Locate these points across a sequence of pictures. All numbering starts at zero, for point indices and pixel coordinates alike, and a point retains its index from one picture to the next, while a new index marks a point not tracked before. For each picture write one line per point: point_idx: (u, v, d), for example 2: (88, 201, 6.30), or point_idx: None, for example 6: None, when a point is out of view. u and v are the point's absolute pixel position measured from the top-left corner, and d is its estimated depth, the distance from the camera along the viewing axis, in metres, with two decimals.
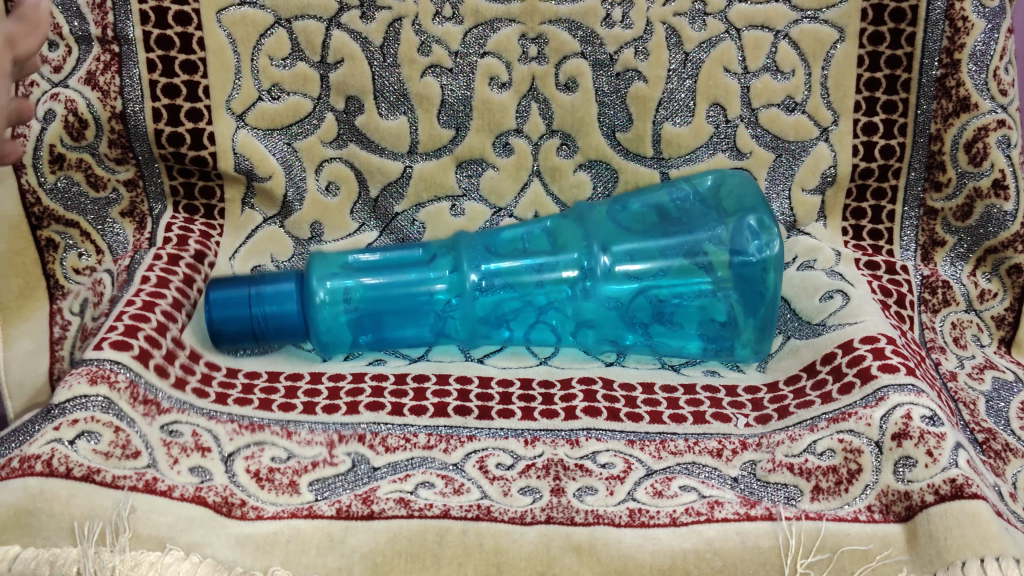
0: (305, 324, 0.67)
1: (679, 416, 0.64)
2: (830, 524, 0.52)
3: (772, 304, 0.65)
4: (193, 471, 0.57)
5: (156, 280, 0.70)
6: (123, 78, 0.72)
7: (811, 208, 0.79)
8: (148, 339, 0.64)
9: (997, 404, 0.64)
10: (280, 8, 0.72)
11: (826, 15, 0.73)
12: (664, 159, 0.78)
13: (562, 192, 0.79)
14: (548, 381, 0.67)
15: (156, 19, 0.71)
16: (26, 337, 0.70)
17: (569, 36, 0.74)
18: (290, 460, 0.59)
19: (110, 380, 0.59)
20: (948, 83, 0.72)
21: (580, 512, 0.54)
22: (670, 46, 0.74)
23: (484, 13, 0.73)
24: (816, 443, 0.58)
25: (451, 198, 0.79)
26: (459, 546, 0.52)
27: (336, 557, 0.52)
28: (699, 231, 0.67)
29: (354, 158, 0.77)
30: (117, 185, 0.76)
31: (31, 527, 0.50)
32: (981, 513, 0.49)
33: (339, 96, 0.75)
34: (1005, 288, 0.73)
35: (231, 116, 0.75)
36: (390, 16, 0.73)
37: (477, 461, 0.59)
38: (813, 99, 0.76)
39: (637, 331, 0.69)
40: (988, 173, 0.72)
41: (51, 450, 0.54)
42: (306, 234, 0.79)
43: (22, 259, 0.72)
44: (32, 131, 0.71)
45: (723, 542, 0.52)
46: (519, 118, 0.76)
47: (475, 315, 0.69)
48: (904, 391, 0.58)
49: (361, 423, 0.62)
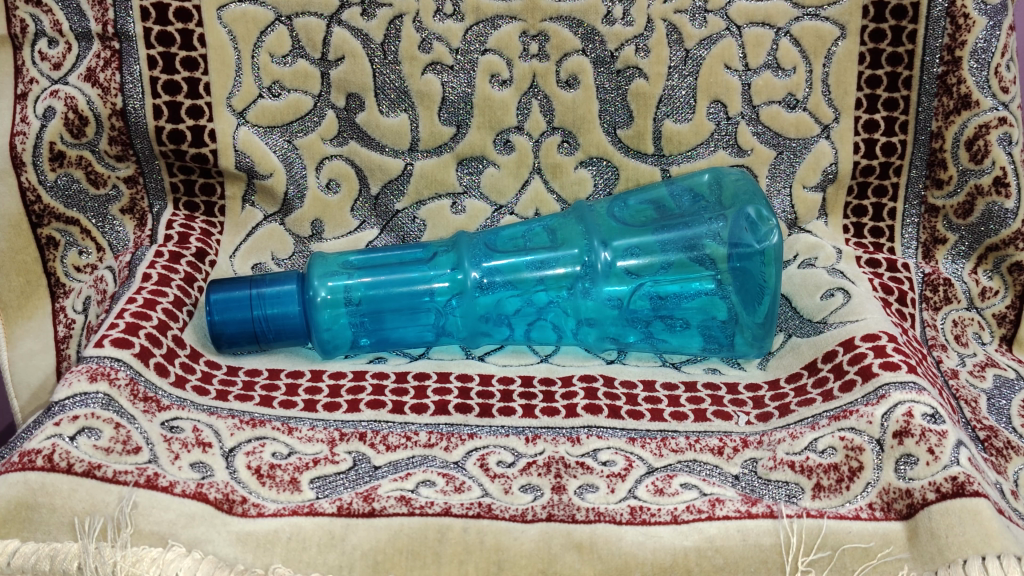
0: (306, 324, 0.67)
1: (680, 414, 0.64)
2: (831, 522, 0.52)
3: (773, 298, 0.65)
4: (195, 467, 0.56)
5: (157, 279, 0.70)
6: (123, 75, 0.72)
7: (811, 206, 0.79)
8: (149, 337, 0.65)
9: (998, 402, 0.64)
10: (280, 5, 0.72)
11: (827, 12, 0.73)
12: (665, 156, 0.78)
13: (563, 189, 0.79)
14: (549, 378, 0.67)
15: (156, 16, 0.71)
16: (30, 337, 0.71)
17: (570, 32, 0.74)
18: (291, 457, 0.58)
19: (111, 377, 0.60)
20: (949, 81, 0.72)
21: (582, 510, 0.54)
22: (672, 43, 0.74)
23: (485, 10, 0.73)
24: (817, 441, 0.58)
25: (451, 196, 0.79)
26: (460, 543, 0.52)
27: (336, 555, 0.51)
28: (698, 226, 0.67)
29: (354, 155, 0.77)
30: (117, 183, 0.76)
31: (30, 523, 0.50)
32: (982, 510, 0.49)
33: (340, 93, 0.75)
34: (1007, 286, 0.73)
35: (232, 113, 0.75)
36: (391, 14, 0.73)
37: (478, 458, 0.59)
38: (814, 97, 0.76)
39: (638, 328, 0.69)
40: (989, 172, 0.72)
41: (51, 446, 0.55)
42: (306, 232, 0.79)
43: (23, 258, 0.72)
44: (32, 128, 0.71)
45: (725, 541, 0.51)
46: (520, 115, 0.76)
47: (476, 313, 0.68)
48: (906, 389, 0.58)
49: (361, 422, 0.62)
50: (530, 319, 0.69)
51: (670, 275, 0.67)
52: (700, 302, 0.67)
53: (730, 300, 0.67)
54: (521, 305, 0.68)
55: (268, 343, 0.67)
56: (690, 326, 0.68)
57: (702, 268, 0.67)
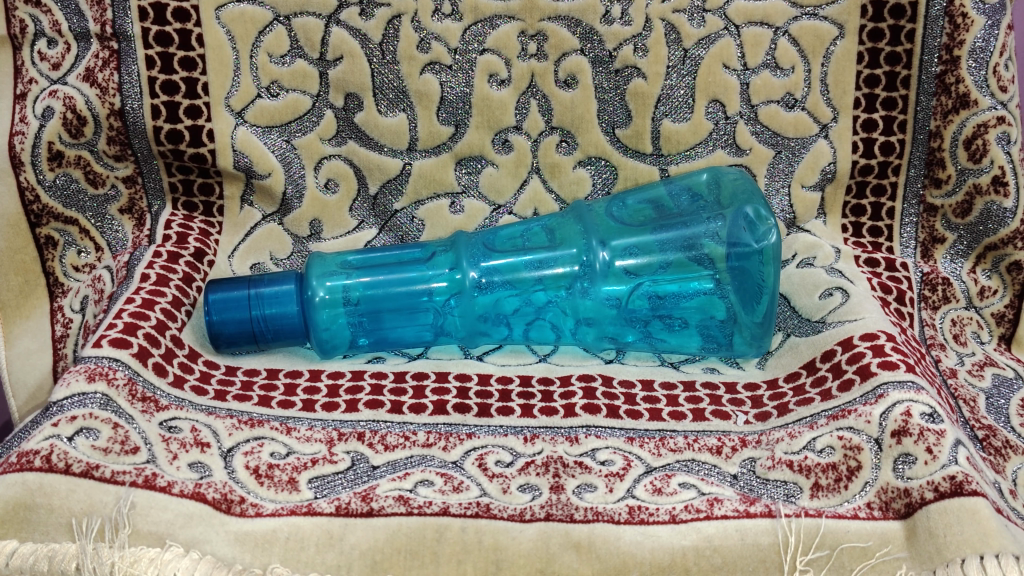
0: (305, 324, 0.67)
1: (678, 413, 0.63)
2: (829, 521, 0.52)
3: (772, 298, 0.65)
4: (193, 467, 0.56)
5: (156, 278, 0.70)
6: (122, 74, 0.72)
7: (810, 205, 0.79)
8: (147, 337, 0.65)
9: (997, 401, 0.64)
10: (279, 5, 0.72)
11: (826, 12, 0.73)
12: (664, 156, 0.78)
13: (562, 188, 0.79)
14: (547, 378, 0.67)
15: (155, 16, 0.71)
16: (28, 336, 0.71)
17: (569, 32, 0.74)
18: (290, 457, 0.58)
19: (109, 377, 0.60)
20: (948, 80, 0.72)
21: (580, 510, 0.54)
22: (670, 42, 0.74)
23: (484, 10, 0.73)
24: (815, 441, 0.58)
25: (450, 195, 0.79)
26: (458, 543, 0.52)
27: (335, 554, 0.51)
28: (697, 226, 0.67)
29: (353, 154, 0.77)
30: (116, 182, 0.76)
31: (29, 523, 0.50)
32: (980, 509, 0.49)
33: (338, 92, 0.75)
34: (1005, 285, 0.73)
35: (230, 113, 0.75)
36: (389, 13, 0.73)
37: (476, 458, 0.59)
38: (813, 96, 0.76)
39: (637, 328, 0.69)
40: (988, 171, 0.72)
41: (50, 446, 0.55)
42: (305, 232, 0.79)
43: (22, 258, 0.72)
44: (31, 128, 0.71)
45: (723, 540, 0.51)
46: (518, 114, 0.76)
47: (475, 313, 0.68)
48: (904, 388, 0.58)
49: (360, 422, 0.62)
50: (529, 318, 0.69)
51: (669, 274, 0.67)
52: (699, 301, 0.67)
53: (729, 299, 0.67)
54: (520, 304, 0.68)
55: (267, 343, 0.67)
56: (689, 326, 0.68)
57: (701, 268, 0.67)
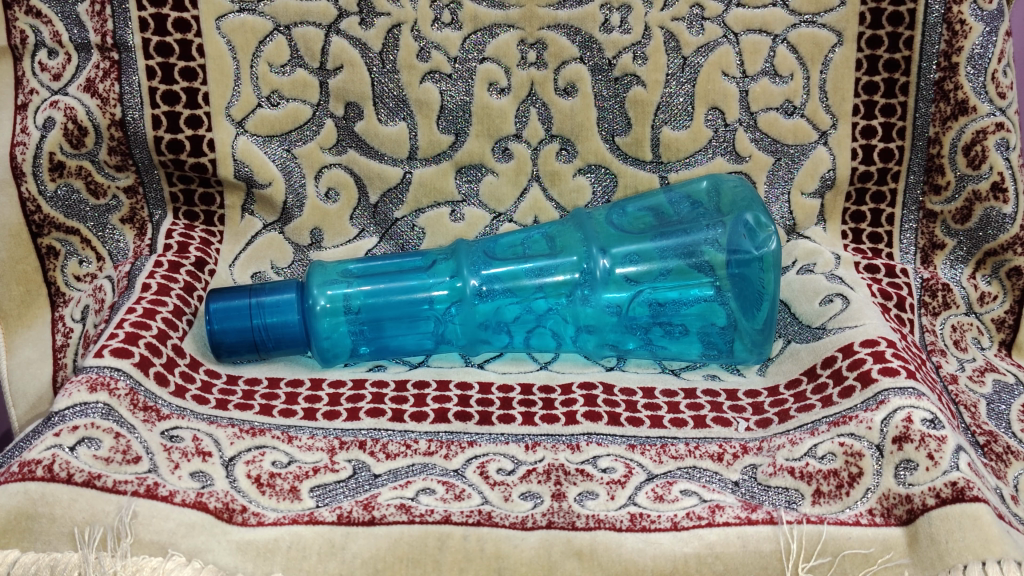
0: (306, 333, 0.67)
1: (680, 421, 0.64)
2: (832, 528, 0.52)
3: (772, 305, 0.65)
4: (195, 477, 0.56)
5: (156, 288, 0.70)
6: (122, 85, 0.72)
7: (810, 212, 0.79)
8: (148, 346, 0.65)
9: (997, 407, 0.64)
10: (279, 15, 0.73)
11: (825, 19, 0.74)
12: (663, 163, 0.78)
13: (562, 196, 0.79)
14: (549, 386, 0.67)
15: (155, 27, 0.71)
16: (28, 346, 0.71)
17: (569, 41, 0.74)
18: (291, 466, 0.58)
19: (110, 387, 0.60)
20: (946, 86, 0.72)
21: (581, 517, 0.54)
22: (670, 50, 0.74)
23: (484, 18, 0.73)
24: (817, 447, 0.58)
25: (450, 204, 0.79)
26: (460, 551, 0.51)
27: (336, 563, 0.51)
28: (698, 233, 0.67)
29: (353, 163, 0.78)
30: (117, 193, 0.76)
31: (30, 532, 0.50)
32: (982, 515, 0.49)
33: (339, 101, 0.75)
34: (1006, 290, 0.73)
35: (231, 122, 0.75)
36: (390, 22, 0.73)
37: (478, 466, 0.59)
38: (812, 103, 0.76)
39: (637, 335, 0.69)
40: (987, 176, 0.73)
41: (52, 456, 0.55)
42: (305, 241, 0.79)
43: (23, 268, 0.73)
44: (32, 139, 0.71)
45: (725, 547, 0.51)
46: (519, 123, 0.76)
47: (475, 320, 0.68)
48: (905, 394, 0.58)
49: (361, 430, 0.62)
50: (529, 326, 0.69)
51: (669, 281, 0.67)
52: (699, 308, 0.67)
53: (729, 306, 0.67)
54: (521, 312, 0.68)
55: (268, 352, 0.68)
56: (689, 333, 0.68)
57: (701, 274, 0.67)
